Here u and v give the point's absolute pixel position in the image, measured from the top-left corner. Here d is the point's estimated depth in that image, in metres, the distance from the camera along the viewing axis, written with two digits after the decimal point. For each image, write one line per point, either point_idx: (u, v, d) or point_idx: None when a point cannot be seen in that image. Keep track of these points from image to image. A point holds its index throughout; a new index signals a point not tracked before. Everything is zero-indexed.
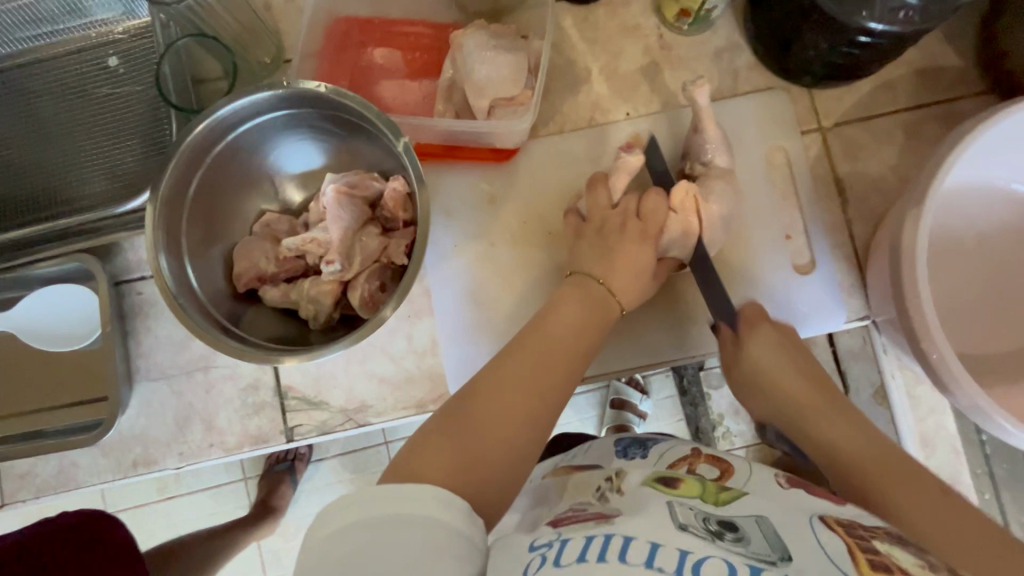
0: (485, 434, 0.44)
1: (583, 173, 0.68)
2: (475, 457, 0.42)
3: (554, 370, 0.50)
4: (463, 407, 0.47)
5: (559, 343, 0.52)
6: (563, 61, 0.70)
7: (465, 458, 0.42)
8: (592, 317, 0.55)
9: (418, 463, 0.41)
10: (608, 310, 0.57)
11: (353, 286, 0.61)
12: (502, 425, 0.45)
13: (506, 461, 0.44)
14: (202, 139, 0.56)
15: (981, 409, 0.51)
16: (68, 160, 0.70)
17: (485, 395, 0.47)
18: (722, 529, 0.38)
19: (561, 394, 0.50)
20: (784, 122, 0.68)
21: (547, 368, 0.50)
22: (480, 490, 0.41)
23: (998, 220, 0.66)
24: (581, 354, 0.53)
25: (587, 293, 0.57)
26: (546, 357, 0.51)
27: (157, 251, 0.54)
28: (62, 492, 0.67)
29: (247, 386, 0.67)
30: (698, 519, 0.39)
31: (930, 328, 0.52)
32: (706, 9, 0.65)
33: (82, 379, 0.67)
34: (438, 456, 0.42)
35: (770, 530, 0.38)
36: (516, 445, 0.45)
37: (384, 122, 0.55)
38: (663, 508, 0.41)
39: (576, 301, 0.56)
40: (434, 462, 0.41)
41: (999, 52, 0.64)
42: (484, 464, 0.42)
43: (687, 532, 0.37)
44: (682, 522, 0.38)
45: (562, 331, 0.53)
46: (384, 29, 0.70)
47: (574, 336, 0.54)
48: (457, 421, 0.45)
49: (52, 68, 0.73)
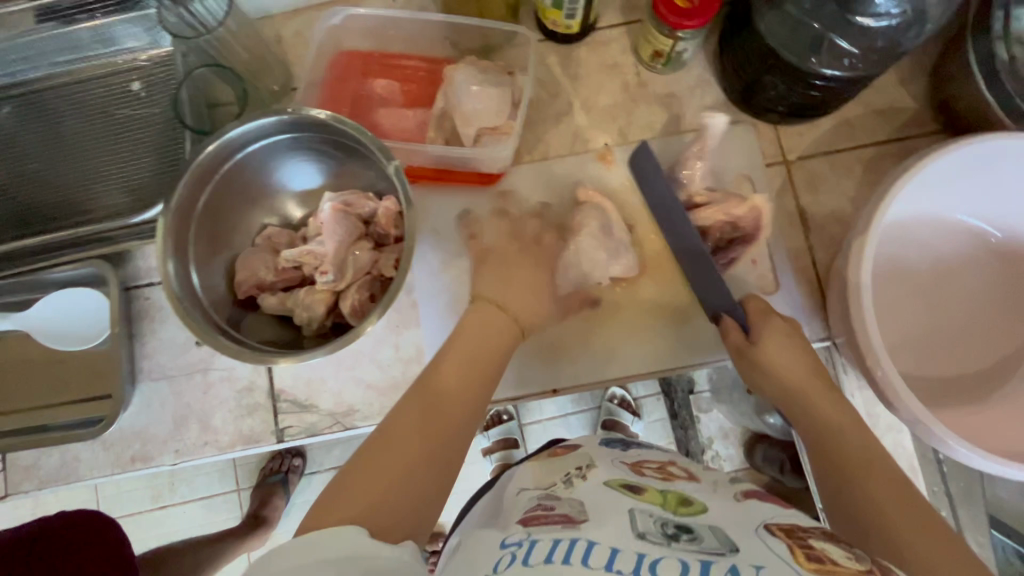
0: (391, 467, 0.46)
1: (563, 198, 0.74)
2: (390, 494, 0.45)
3: (450, 394, 0.53)
4: (375, 445, 0.48)
5: (459, 368, 0.55)
6: (547, 95, 0.76)
7: (378, 497, 0.44)
8: (499, 344, 0.58)
9: (331, 509, 0.43)
10: (509, 331, 0.60)
11: (345, 296, 0.65)
12: (402, 454, 0.47)
13: (422, 490, 0.46)
14: (212, 159, 0.61)
15: (922, 423, 0.54)
16: (89, 174, 0.77)
17: (395, 430, 0.49)
18: (678, 532, 0.43)
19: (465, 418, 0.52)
20: (750, 154, 0.73)
21: (450, 398, 0.53)
22: (395, 522, 0.43)
23: (949, 249, 0.70)
24: (487, 376, 0.56)
25: (488, 317, 0.59)
26: (444, 385, 0.54)
27: (166, 257, 0.59)
28: (64, 485, 0.71)
29: (242, 388, 0.72)
30: (657, 524, 0.44)
31: (874, 348, 0.56)
32: (677, 51, 0.70)
33: (89, 377, 0.71)
34: (351, 500, 0.44)
35: (723, 534, 0.43)
36: (428, 473, 0.48)
37: (378, 147, 0.61)
38: (625, 514, 0.45)
39: (478, 325, 0.58)
40: (348, 506, 0.43)
41: (947, 95, 0.69)
42: (398, 501, 0.45)
43: (645, 540, 0.42)
44: (642, 528, 0.43)
45: (470, 358, 0.56)
46: (383, 62, 0.76)
47: (482, 362, 0.56)
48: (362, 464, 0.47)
49: (79, 90, 0.80)
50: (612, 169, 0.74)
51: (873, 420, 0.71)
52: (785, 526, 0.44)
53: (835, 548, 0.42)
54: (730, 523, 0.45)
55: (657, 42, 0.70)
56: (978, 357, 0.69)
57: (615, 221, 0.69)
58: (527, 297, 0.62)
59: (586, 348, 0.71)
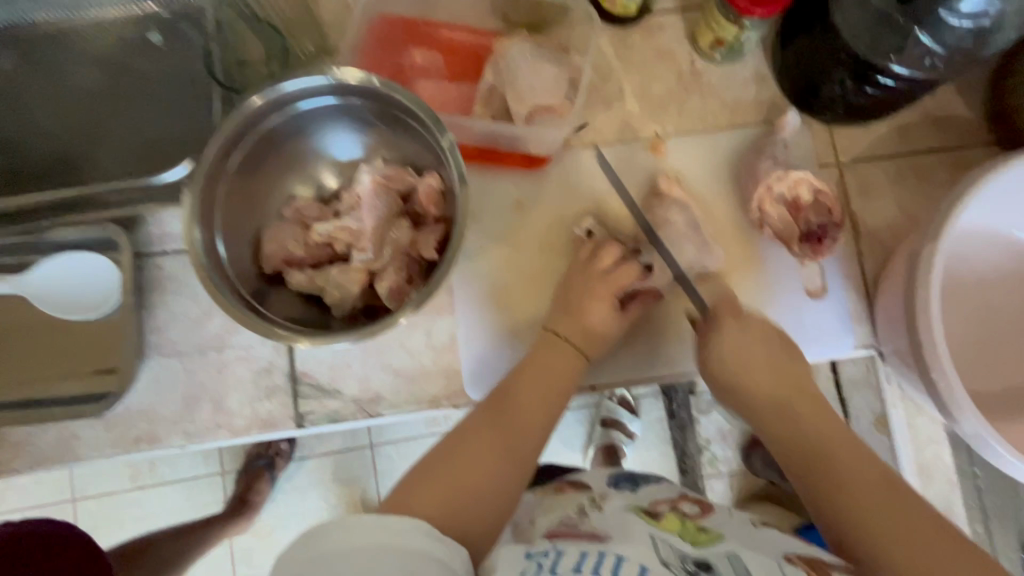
0: (464, 474, 0.49)
1: (609, 186, 0.70)
2: (460, 494, 0.47)
3: (524, 416, 0.55)
4: (450, 449, 0.52)
5: (532, 392, 0.57)
6: (598, 78, 0.72)
7: (449, 492, 0.47)
8: (565, 373, 0.59)
9: (405, 503, 0.45)
10: (576, 363, 0.60)
11: (381, 277, 0.61)
12: (475, 463, 0.50)
13: (488, 497, 0.48)
14: (254, 118, 0.57)
15: (983, 438, 0.53)
16: (99, 129, 0.71)
17: (469, 438, 0.52)
18: (698, 568, 0.41)
19: (537, 440, 0.54)
20: (805, 153, 0.71)
21: (521, 419, 0.55)
22: (462, 519, 0.46)
23: (1000, 265, 0.68)
24: (557, 401, 0.58)
25: (554, 346, 0.61)
26: (517, 406, 0.56)
27: (193, 226, 0.54)
28: (58, 465, 0.65)
29: (260, 369, 0.67)
30: (677, 557, 0.42)
31: (940, 359, 0.54)
32: (741, 40, 0.68)
33: (92, 349, 0.66)
34: (426, 494, 0.47)
35: (743, 569, 0.42)
36: (500, 483, 0.50)
37: (431, 118, 0.57)
38: (646, 537, 0.45)
39: (546, 352, 0.60)
40: (422, 498, 0.46)
41: (1007, 107, 0.68)
42: (467, 502, 0.47)
43: (669, 566, 0.41)
44: (664, 556, 0.42)
45: (538, 382, 0.58)
46: (426, 31, 0.72)
47: (550, 388, 0.58)
48: (435, 469, 0.49)
49: (91, 38, 0.73)
50: (662, 160, 0.71)
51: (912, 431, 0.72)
52: (808, 558, 0.45)
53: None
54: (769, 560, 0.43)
55: (720, 30, 0.67)
56: None
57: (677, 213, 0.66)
58: (583, 323, 0.61)
59: (627, 345, 0.69)
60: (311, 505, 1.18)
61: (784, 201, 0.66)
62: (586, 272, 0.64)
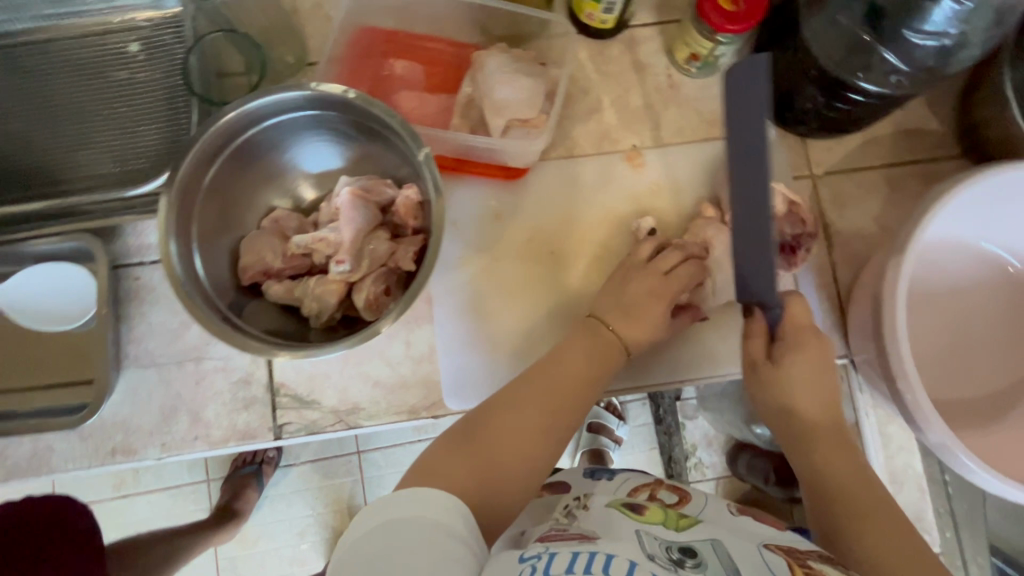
0: (502, 451, 0.50)
1: (587, 198, 0.71)
2: (490, 475, 0.48)
3: (562, 401, 0.55)
4: (475, 431, 0.52)
5: (571, 376, 0.57)
6: (576, 90, 0.73)
7: (482, 471, 0.48)
8: (605, 362, 0.59)
9: (440, 475, 0.47)
10: (615, 353, 0.60)
11: (359, 288, 0.61)
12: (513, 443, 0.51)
13: (514, 479, 0.50)
14: (228, 129, 0.57)
15: (948, 447, 0.54)
16: (78, 139, 0.70)
17: (498, 416, 0.53)
18: (683, 557, 0.42)
19: (568, 424, 0.55)
20: (780, 166, 0.72)
21: (558, 401, 0.55)
22: (489, 496, 0.47)
23: (970, 275, 0.69)
24: (593, 387, 0.58)
25: (596, 335, 0.60)
26: (557, 389, 0.56)
27: (168, 238, 0.54)
28: (33, 477, 0.65)
29: (239, 380, 0.67)
30: (662, 548, 0.43)
31: (907, 370, 0.56)
32: (715, 55, 0.68)
33: (68, 360, 0.65)
34: (460, 467, 0.48)
35: (725, 554, 0.43)
36: (525, 466, 0.51)
37: (407, 131, 0.57)
38: (632, 536, 0.44)
39: (586, 339, 0.60)
40: (454, 475, 0.47)
41: (975, 121, 0.70)
42: (496, 482, 0.48)
43: (655, 562, 0.40)
44: (650, 551, 0.42)
45: (569, 374, 0.57)
46: (406, 42, 0.72)
47: (588, 376, 0.58)
48: (473, 441, 0.51)
49: (70, 47, 0.73)
50: (639, 172, 0.72)
51: (885, 439, 0.74)
52: (784, 546, 0.45)
53: (835, 568, 0.42)
54: (743, 542, 0.45)
55: (695, 45, 0.68)
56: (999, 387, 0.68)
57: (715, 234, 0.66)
58: (626, 319, 0.60)
59: None
60: (298, 512, 1.18)
61: None
62: (642, 268, 0.63)
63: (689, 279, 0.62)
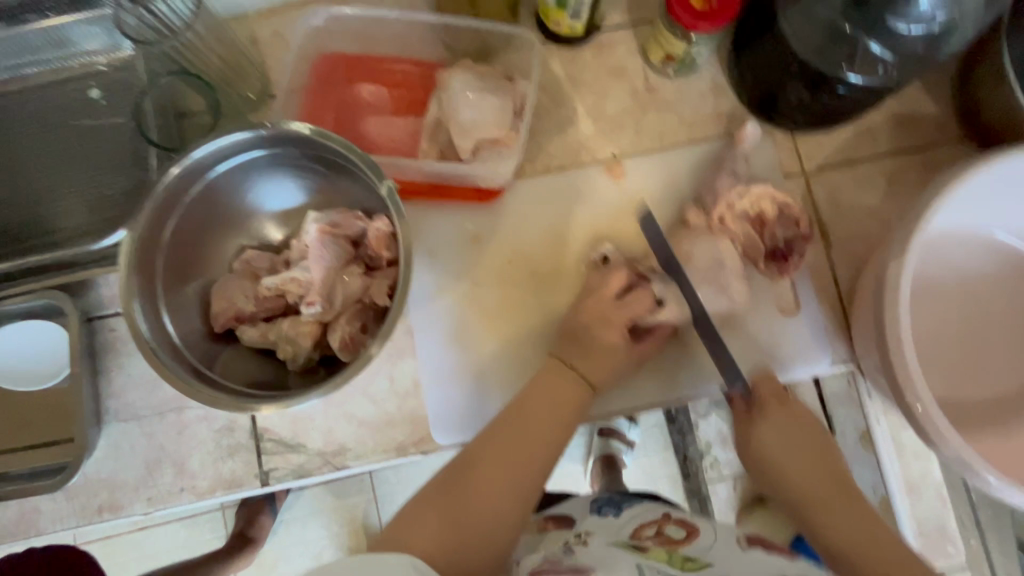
0: (469, 506, 0.49)
1: (567, 212, 0.68)
2: (461, 525, 0.47)
3: (532, 443, 0.54)
4: (442, 488, 0.51)
5: (538, 418, 0.56)
6: (550, 101, 0.70)
7: (451, 525, 0.47)
8: (573, 399, 0.58)
9: (402, 538, 0.46)
10: (580, 389, 0.59)
11: (334, 328, 0.59)
12: (481, 496, 0.50)
13: (487, 529, 0.48)
14: (182, 179, 0.56)
15: (965, 461, 0.51)
16: (43, 192, 0.69)
17: (466, 470, 0.52)
18: None
19: (540, 466, 0.54)
20: (769, 165, 0.68)
21: (526, 444, 0.54)
22: (456, 554, 0.46)
23: (981, 267, 0.65)
24: (562, 423, 0.57)
25: (562, 373, 0.59)
26: (525, 432, 0.55)
27: (131, 295, 0.53)
28: (22, 539, 0.64)
29: (221, 428, 0.65)
30: None
31: (914, 379, 0.52)
32: (691, 54, 0.65)
33: (48, 419, 0.64)
34: (426, 527, 0.47)
35: None
36: (500, 515, 0.49)
37: (367, 164, 0.55)
38: (634, 570, 0.43)
39: (552, 379, 0.59)
40: (419, 531, 0.46)
41: (975, 104, 0.65)
42: (467, 538, 0.47)
43: None
44: None
45: (535, 416, 0.56)
46: (370, 66, 0.69)
47: (552, 414, 0.57)
48: (440, 499, 0.50)
49: (31, 98, 0.72)
50: (621, 182, 0.69)
51: None
52: None
53: None
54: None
55: (670, 45, 0.65)
56: None
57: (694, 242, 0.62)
58: (594, 343, 0.60)
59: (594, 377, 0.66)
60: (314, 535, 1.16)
61: (747, 218, 0.64)
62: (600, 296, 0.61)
63: (643, 301, 0.60)
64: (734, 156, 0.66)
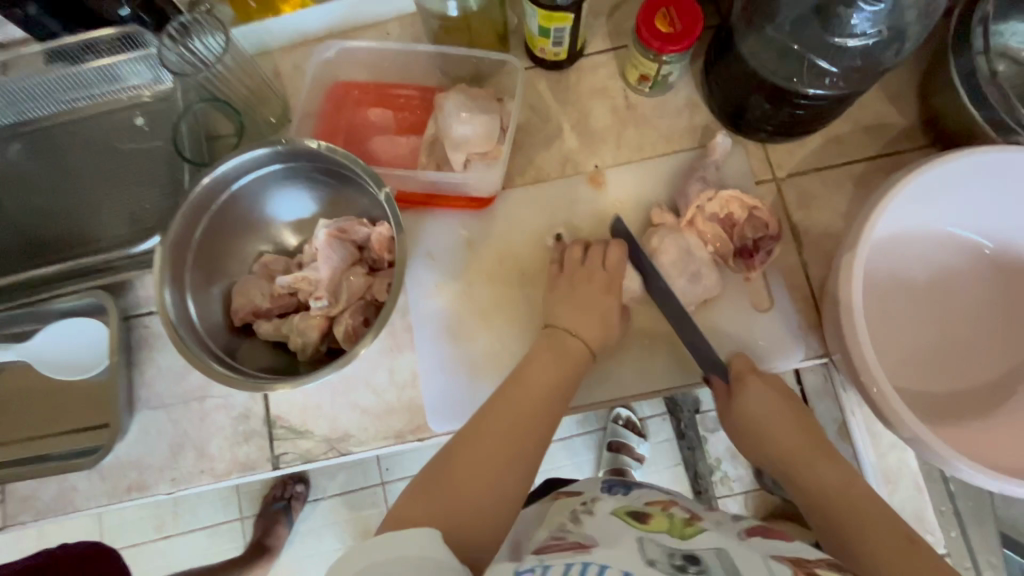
0: (468, 483, 0.51)
1: (553, 218, 0.74)
2: (461, 502, 0.50)
3: (527, 421, 0.57)
4: (442, 466, 0.53)
5: (533, 398, 0.59)
6: (537, 119, 0.77)
7: (452, 503, 0.49)
8: (564, 378, 0.61)
9: (405, 514, 0.48)
10: (571, 370, 0.62)
11: (338, 321, 0.66)
12: (479, 473, 0.52)
13: (486, 505, 0.50)
14: (209, 188, 0.64)
15: (920, 440, 0.54)
16: (91, 204, 0.78)
17: (463, 447, 0.54)
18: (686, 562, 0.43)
19: (535, 444, 0.56)
20: (740, 172, 0.73)
21: (521, 422, 0.56)
22: (457, 530, 0.48)
23: (945, 262, 0.68)
24: (555, 402, 0.59)
25: (554, 355, 0.62)
26: (520, 411, 0.57)
27: (164, 287, 0.60)
28: (61, 516, 0.71)
29: (238, 416, 0.72)
30: (665, 555, 0.44)
31: (869, 362, 0.56)
32: (663, 74, 0.71)
33: (88, 406, 0.72)
34: (427, 504, 0.49)
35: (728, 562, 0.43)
36: (499, 492, 0.51)
37: (368, 173, 0.63)
38: (633, 543, 0.45)
39: (545, 361, 0.61)
40: (420, 509, 0.49)
41: (934, 111, 0.70)
42: (469, 515, 0.49)
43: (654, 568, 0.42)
44: (651, 557, 0.43)
45: (529, 397, 0.59)
46: (378, 91, 0.78)
47: (546, 394, 0.59)
48: (439, 480, 0.51)
49: (85, 126, 0.82)
50: (602, 190, 0.75)
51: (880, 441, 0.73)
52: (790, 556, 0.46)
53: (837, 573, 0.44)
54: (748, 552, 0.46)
55: (643, 66, 0.71)
56: (999, 378, 0.66)
57: (669, 241, 0.67)
58: (579, 330, 0.64)
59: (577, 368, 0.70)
60: (327, 546, 1.20)
61: (717, 219, 0.69)
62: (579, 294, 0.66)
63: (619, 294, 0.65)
64: (705, 165, 0.72)
